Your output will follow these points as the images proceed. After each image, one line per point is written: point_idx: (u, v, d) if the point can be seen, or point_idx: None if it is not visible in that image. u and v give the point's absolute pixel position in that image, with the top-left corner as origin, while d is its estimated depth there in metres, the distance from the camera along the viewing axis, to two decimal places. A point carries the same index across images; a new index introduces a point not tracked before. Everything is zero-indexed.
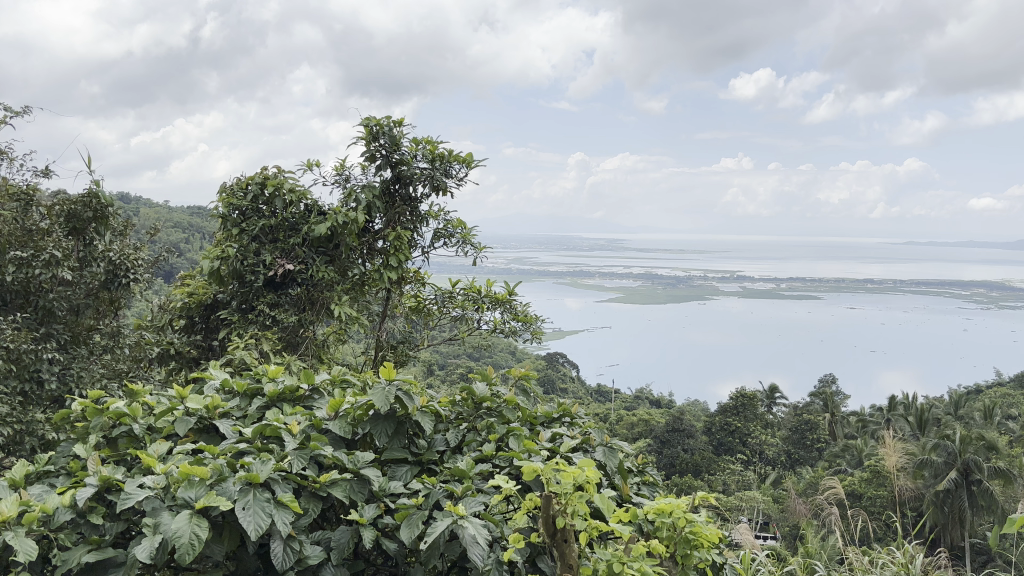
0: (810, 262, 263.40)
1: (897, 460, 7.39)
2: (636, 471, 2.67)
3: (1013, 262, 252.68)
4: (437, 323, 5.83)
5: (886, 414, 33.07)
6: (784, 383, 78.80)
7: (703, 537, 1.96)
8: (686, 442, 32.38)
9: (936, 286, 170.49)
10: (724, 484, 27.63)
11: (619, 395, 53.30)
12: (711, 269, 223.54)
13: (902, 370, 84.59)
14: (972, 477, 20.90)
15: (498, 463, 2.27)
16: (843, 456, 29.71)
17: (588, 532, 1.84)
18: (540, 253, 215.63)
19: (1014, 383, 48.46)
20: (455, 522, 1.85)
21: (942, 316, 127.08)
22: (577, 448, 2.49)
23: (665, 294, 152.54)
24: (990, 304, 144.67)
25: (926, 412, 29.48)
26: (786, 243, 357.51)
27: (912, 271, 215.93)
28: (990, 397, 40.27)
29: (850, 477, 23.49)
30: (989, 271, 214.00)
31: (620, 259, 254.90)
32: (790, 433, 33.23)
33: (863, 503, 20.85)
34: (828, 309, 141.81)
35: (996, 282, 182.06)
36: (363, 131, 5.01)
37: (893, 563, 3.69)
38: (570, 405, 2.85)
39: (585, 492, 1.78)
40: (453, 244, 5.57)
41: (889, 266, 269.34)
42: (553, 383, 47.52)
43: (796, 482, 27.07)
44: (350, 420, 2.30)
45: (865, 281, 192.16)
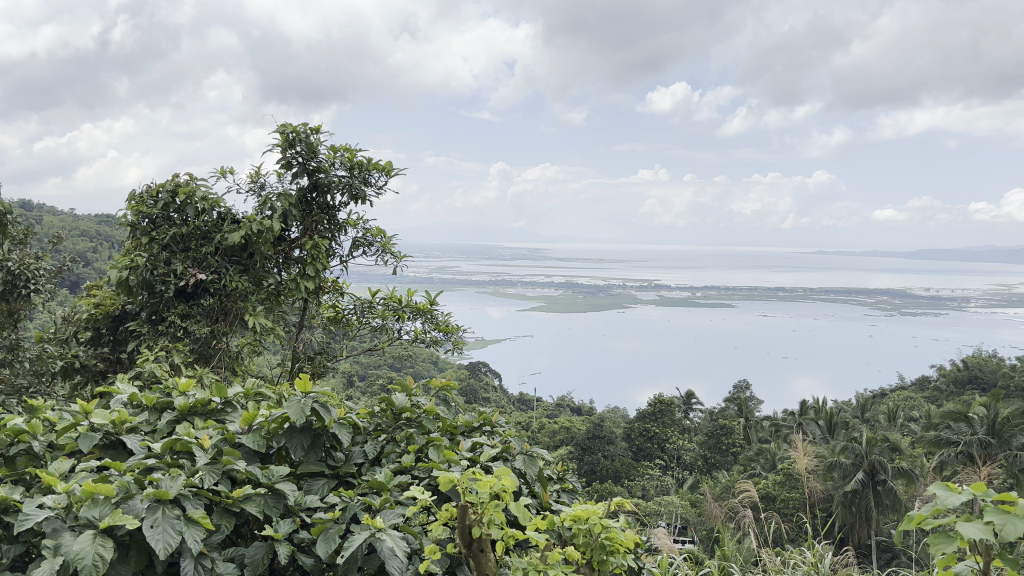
0: (724, 272, 268.63)
1: (806, 461, 7.49)
2: (556, 479, 2.69)
3: (914, 271, 261.15)
4: (356, 333, 5.74)
5: (798, 418, 34.04)
6: (700, 391, 80.61)
7: (618, 542, 1.97)
8: (606, 449, 32.33)
9: (843, 296, 176.14)
10: (643, 489, 27.93)
11: (540, 403, 53.37)
12: (630, 278, 225.83)
13: (814, 377, 87.18)
14: (877, 477, 21.67)
15: (418, 475, 2.25)
16: (757, 460, 30.53)
17: (505, 538, 1.84)
18: (461, 262, 214.24)
19: (916, 387, 50.20)
20: (373, 535, 1.82)
21: (849, 324, 131.57)
22: (497, 458, 2.49)
23: (585, 303, 153.82)
24: (893, 310, 150.26)
25: (835, 416, 30.46)
26: (699, 252, 357.47)
27: (820, 280, 222.39)
28: (894, 400, 41.91)
29: (765, 479, 24.03)
30: (892, 281, 221.85)
31: (540, 268, 255.38)
32: (706, 438, 33.92)
33: (777, 506, 21.41)
34: (741, 316, 145.31)
35: (898, 290, 188.99)
36: (278, 138, 4.91)
37: (804, 563, 3.80)
38: (492, 413, 2.85)
39: (501, 502, 1.78)
40: (372, 252, 5.46)
41: (799, 273, 275.25)
42: (475, 393, 47.13)
43: (712, 486, 27.64)
44: (264, 433, 2.24)
45: (776, 289, 197.26)
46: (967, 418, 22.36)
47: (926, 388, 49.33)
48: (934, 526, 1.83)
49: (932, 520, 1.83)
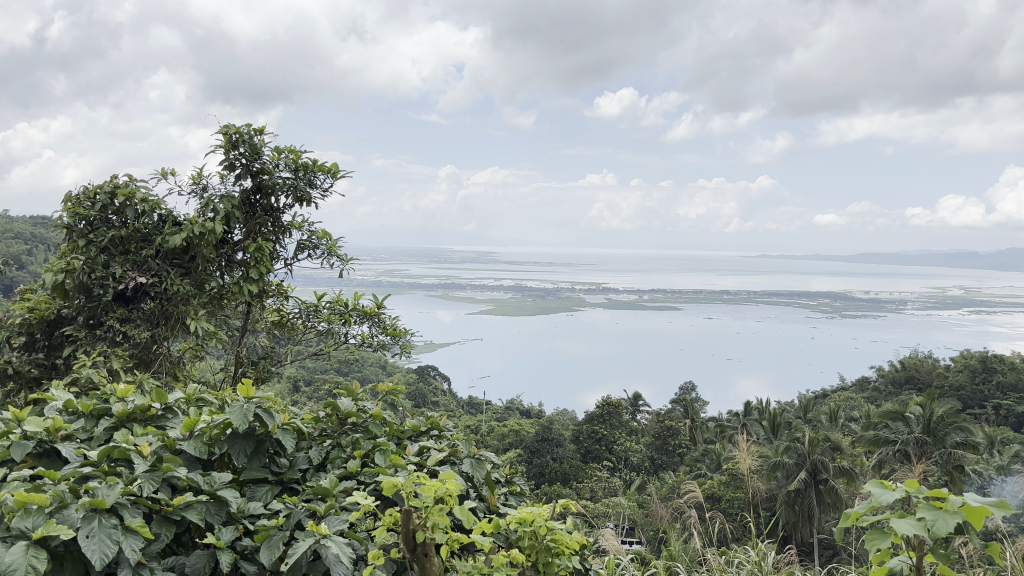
0: (671, 275, 271.38)
1: (750, 461, 7.55)
2: (504, 482, 2.69)
3: (854, 274, 267.04)
4: (301, 337, 5.67)
5: (742, 419, 34.65)
6: (647, 392, 81.49)
7: (562, 544, 1.98)
8: (555, 451, 32.53)
9: (786, 299, 179.48)
10: (591, 491, 28.07)
11: (490, 407, 53.34)
12: (578, 281, 226.72)
13: (757, 378, 88.92)
14: (819, 476, 22.15)
15: (362, 479, 2.23)
16: (703, 461, 31.01)
17: (448, 543, 1.84)
18: (409, 265, 212.77)
19: (856, 387, 51.34)
20: (318, 542, 1.80)
21: (792, 326, 134.35)
22: (444, 461, 2.48)
23: (533, 306, 154.10)
24: (834, 313, 153.75)
25: (778, 416, 31.05)
26: (645, 255, 357.92)
27: (765, 284, 226.05)
28: (834, 400, 42.89)
29: (710, 479, 24.42)
30: (834, 284, 226.48)
31: (489, 271, 254.78)
32: (653, 439, 34.37)
33: (722, 505, 21.76)
34: (687, 319, 147.19)
35: (839, 293, 193.13)
36: (221, 138, 4.82)
37: (749, 561, 3.84)
38: (439, 417, 2.84)
39: (446, 506, 1.76)
40: (318, 255, 5.46)
41: (743, 276, 279.13)
42: (423, 398, 46.87)
43: (659, 487, 28.00)
44: (206, 440, 2.19)
45: (721, 292, 200.05)
46: (905, 417, 23.00)
47: (866, 388, 50.55)
48: (868, 521, 1.88)
49: (868, 516, 1.88)
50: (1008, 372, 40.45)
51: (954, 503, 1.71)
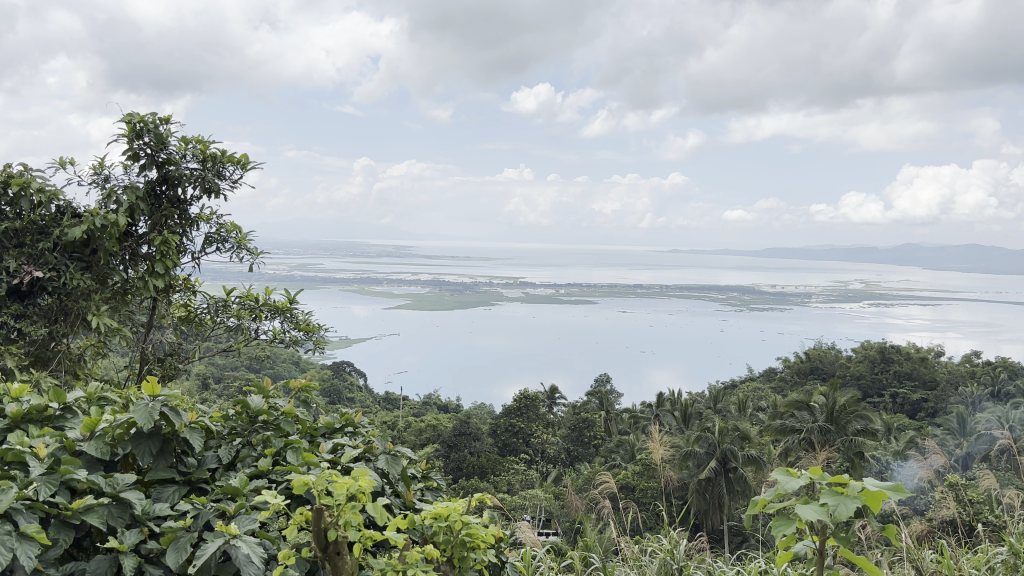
0: (586, 269, 274.15)
1: (662, 452, 7.60)
2: (419, 477, 2.67)
3: (762, 268, 274.98)
4: (210, 333, 5.53)
5: (655, 410, 35.30)
6: (563, 385, 82.41)
7: (478, 538, 2.00)
8: (473, 445, 32.46)
9: (697, 293, 183.72)
10: (508, 484, 28.14)
11: (407, 402, 52.95)
12: (495, 276, 226.78)
13: (670, 370, 91.16)
14: (728, 465, 22.88)
15: (275, 479, 2.18)
16: (617, 452, 31.55)
17: (361, 540, 1.82)
18: (322, 259, 208.60)
19: (764, 377, 52.91)
20: (226, 542, 1.75)
21: (702, 319, 137.83)
22: (359, 458, 2.45)
23: (451, 300, 153.64)
24: (742, 306, 158.30)
25: (690, 407, 31.74)
26: (562, 250, 357.95)
27: (677, 278, 230.77)
28: (744, 390, 44.19)
29: (624, 469, 24.81)
30: (743, 277, 232.83)
31: (404, 265, 252.10)
32: (569, 431, 34.73)
33: (635, 495, 22.22)
34: (602, 313, 149.28)
35: (747, 286, 198.77)
36: (124, 127, 4.64)
37: (661, 549, 3.91)
38: (355, 413, 2.79)
39: (359, 501, 1.74)
40: (226, 250, 5.33)
41: (656, 271, 284.10)
42: (339, 394, 46.04)
43: (575, 479, 28.34)
44: (108, 439, 2.11)
45: (635, 287, 203.34)
46: (808, 406, 23.82)
47: (773, 377, 52.20)
48: (778, 508, 1.93)
49: (774, 504, 1.93)
50: (904, 361, 42.45)
51: (854, 489, 1.79)
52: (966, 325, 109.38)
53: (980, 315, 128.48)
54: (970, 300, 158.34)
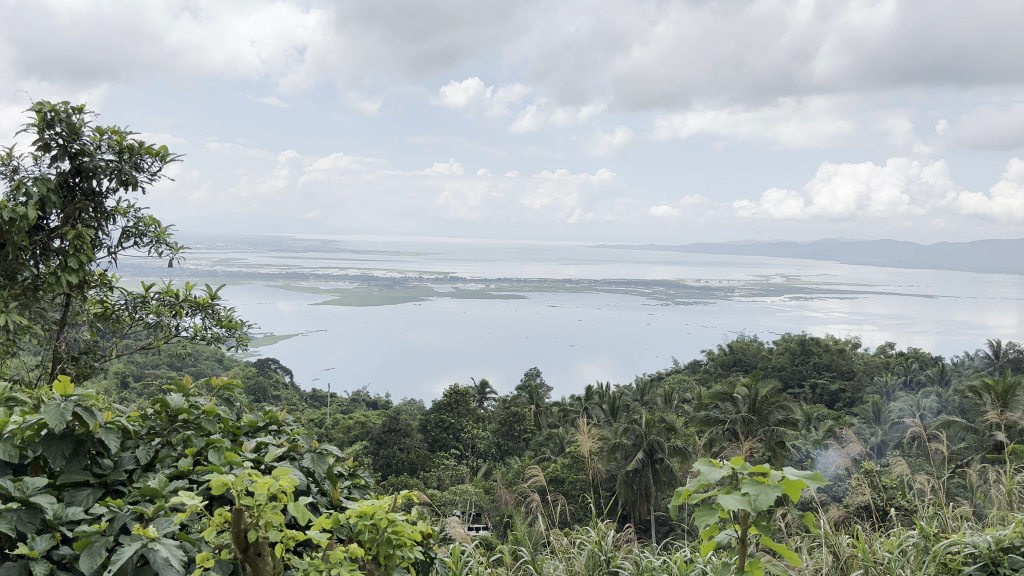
0: (516, 265, 274.91)
1: (589, 444, 7.62)
2: (346, 475, 2.64)
3: (687, 264, 280.33)
4: (128, 330, 5.34)
5: (583, 403, 35.66)
6: (494, 380, 82.65)
7: (403, 536, 1.99)
8: (402, 441, 32.26)
9: (625, 287, 186.39)
10: (439, 479, 28.00)
11: (335, 399, 52.36)
12: (423, 271, 225.79)
13: (599, 363, 92.28)
14: (655, 456, 23.24)
15: (196, 479, 2.14)
16: (547, 445, 31.83)
17: (282, 540, 1.79)
18: (247, 254, 203.95)
19: (689, 369, 54.06)
20: (143, 546, 1.69)
21: (630, 313, 139.87)
22: (284, 456, 2.41)
23: (380, 296, 152.42)
24: (668, 300, 161.13)
25: (617, 400, 32.20)
26: (491, 246, 358.52)
27: (605, 273, 233.75)
28: (670, 383, 45.07)
29: (553, 463, 24.98)
30: (669, 272, 237.16)
31: (331, 260, 248.81)
32: (499, 425, 34.84)
33: (564, 488, 22.44)
34: (532, 308, 150.08)
35: (673, 281, 202.35)
36: (34, 117, 4.45)
37: (587, 540, 3.96)
38: (279, 410, 2.75)
39: (278, 504, 1.70)
40: (145, 244, 5.20)
41: (585, 266, 286.82)
42: (264, 392, 45.19)
43: (505, 472, 28.44)
44: (16, 443, 2.02)
45: (564, 282, 205.06)
46: (732, 397, 24.39)
47: (698, 369, 53.35)
48: (701, 499, 1.97)
49: (699, 494, 1.96)
50: (823, 354, 43.94)
51: (772, 478, 1.84)
52: (881, 319, 113.65)
53: (893, 308, 133.68)
54: (883, 294, 164.64)
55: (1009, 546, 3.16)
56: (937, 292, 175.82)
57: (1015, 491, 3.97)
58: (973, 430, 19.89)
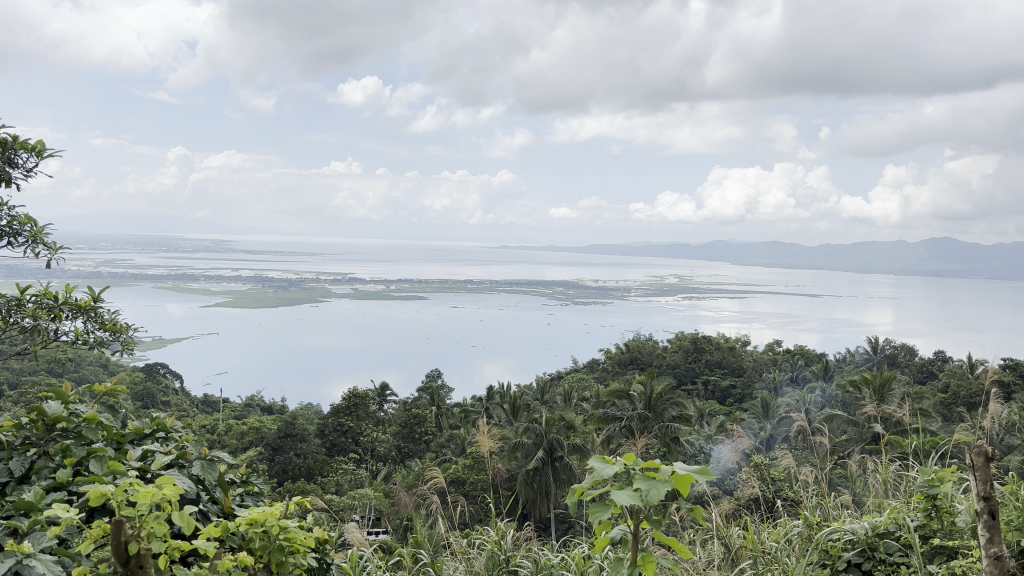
0: (417, 266, 273.78)
1: (489, 443, 7.53)
2: (240, 481, 2.56)
3: (585, 265, 285.31)
4: (2, 333, 4.98)
5: (484, 403, 35.73)
6: (394, 382, 81.90)
7: (295, 541, 1.96)
8: (298, 447, 31.01)
9: (525, 287, 188.11)
10: (337, 484, 27.38)
11: (229, 404, 50.92)
12: (321, 271, 222.14)
13: (500, 363, 92.77)
14: (555, 454, 23.53)
15: (73, 489, 2.05)
16: (448, 446, 31.83)
17: (167, 551, 1.73)
18: (134, 256, 196.14)
19: (587, 368, 54.95)
20: (17, 562, 1.60)
21: (530, 313, 140.97)
22: (172, 464, 2.31)
23: (275, 297, 149.07)
24: (567, 300, 163.37)
25: (518, 399, 32.40)
26: (391, 247, 356.69)
27: (505, 274, 235.45)
28: (569, 381, 45.73)
29: (453, 465, 24.84)
30: (568, 272, 240.75)
31: (224, 260, 241.94)
32: (399, 428, 34.64)
33: (466, 488, 22.41)
34: (432, 309, 149.62)
35: (572, 282, 205.39)
36: None
37: (489, 540, 3.97)
38: (166, 417, 2.65)
39: (162, 512, 1.65)
40: (21, 244, 4.94)
41: (486, 266, 288.28)
42: (153, 398, 43.47)
43: (406, 475, 28.12)
44: None
45: (465, 283, 205.35)
46: (628, 395, 24.88)
47: (596, 367, 54.32)
48: (592, 494, 2.01)
49: (591, 490, 2.01)
50: (715, 352, 45.55)
51: (663, 472, 1.89)
52: (769, 317, 118.29)
53: (780, 307, 139.38)
54: (771, 292, 171.26)
55: (884, 532, 3.34)
56: (821, 291, 184.19)
57: (892, 478, 4.18)
58: (854, 422, 20.84)
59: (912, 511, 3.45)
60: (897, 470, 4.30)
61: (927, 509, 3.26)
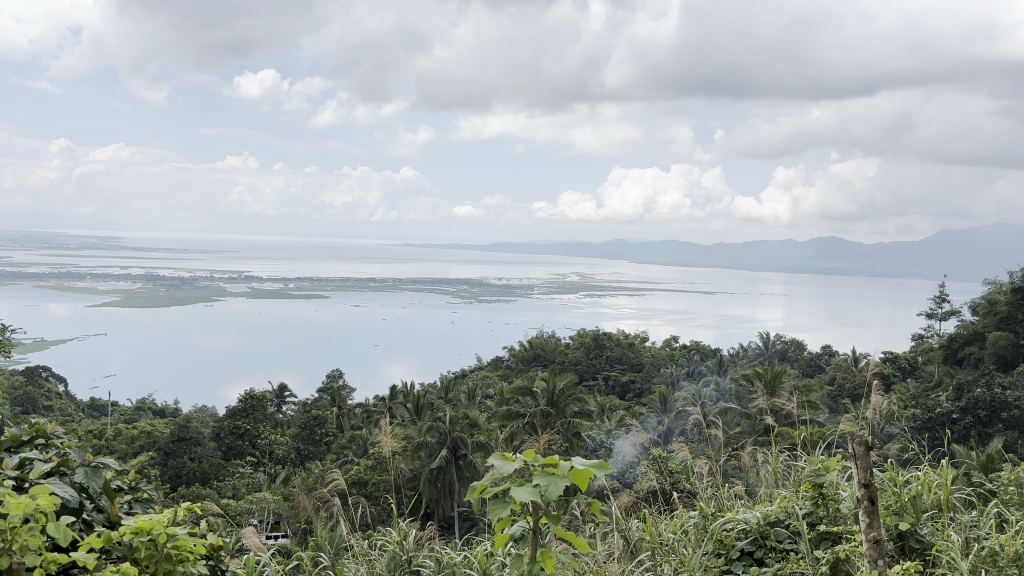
0: (316, 264, 268.99)
1: (392, 443, 7.35)
2: (126, 489, 2.44)
3: (488, 262, 286.23)
4: None
5: (388, 402, 35.25)
6: (293, 382, 80.14)
7: (182, 551, 1.89)
8: (193, 451, 30.00)
9: (428, 286, 187.44)
10: (234, 488, 26.58)
11: (117, 408, 48.81)
12: (216, 269, 215.65)
13: (403, 362, 92.07)
14: (458, 452, 23.50)
15: None
16: (349, 447, 31.38)
17: (37, 563, 1.64)
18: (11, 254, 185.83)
19: (490, 366, 55.12)
20: None
21: (433, 312, 140.40)
22: (50, 473, 2.19)
23: (167, 297, 143.77)
24: (471, 298, 163.48)
25: (422, 399, 32.27)
26: (290, 246, 350.21)
27: (407, 272, 233.99)
28: (473, 379, 45.81)
29: (355, 466, 24.51)
30: (471, 271, 241.11)
31: (112, 258, 232.07)
32: (298, 430, 34.03)
33: (368, 490, 22.18)
34: (333, 308, 147.34)
35: (475, 280, 205.80)
36: None
37: (391, 540, 3.91)
38: (46, 424, 2.51)
39: (29, 525, 1.56)
40: None
41: (388, 264, 285.87)
42: (34, 403, 41.30)
43: (306, 479, 27.54)
44: None
45: (367, 281, 203.02)
46: (532, 392, 25.10)
47: (499, 365, 54.59)
48: (492, 494, 2.00)
49: (493, 487, 2.01)
50: (615, 347, 46.51)
51: (562, 467, 1.91)
52: (667, 314, 121.46)
53: (677, 304, 142.99)
54: (669, 291, 175.85)
55: (776, 520, 3.46)
56: (716, 288, 190.02)
57: (781, 469, 4.36)
58: (747, 416, 21.58)
59: (798, 500, 3.60)
60: (787, 461, 4.47)
61: (816, 495, 3.40)
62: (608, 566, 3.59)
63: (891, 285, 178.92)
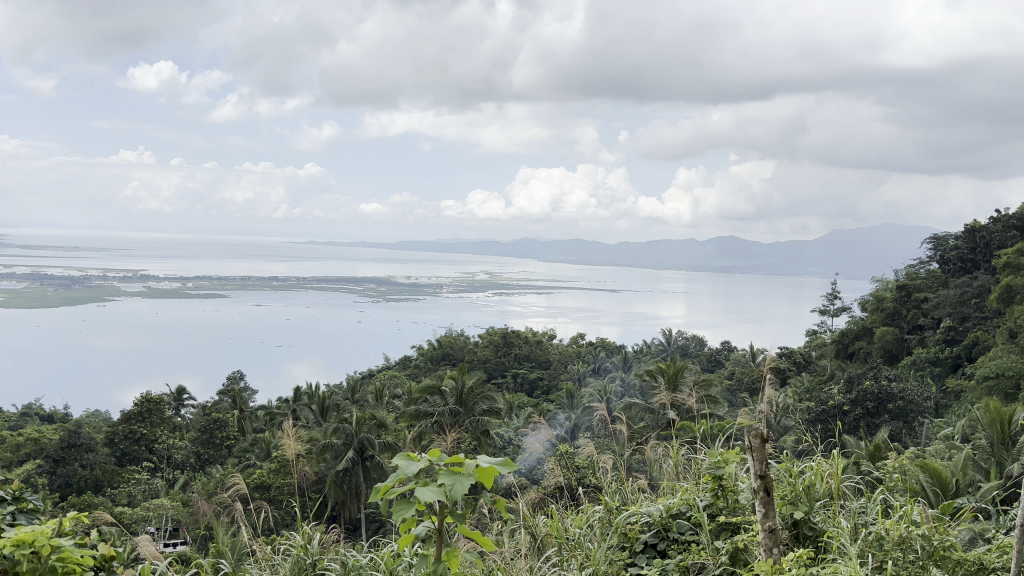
0: (217, 262, 261.46)
1: (295, 446, 7.14)
2: (12, 500, 2.32)
3: (395, 261, 283.94)
4: None
5: (291, 405, 34.10)
6: (192, 384, 77.54)
7: (71, 560, 1.84)
8: (84, 457, 28.67)
9: (334, 285, 184.55)
10: (129, 496, 25.61)
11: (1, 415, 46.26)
12: (110, 267, 207.13)
13: (308, 363, 90.31)
14: (365, 454, 23.23)
15: None
16: (251, 450, 30.41)
17: None
18: None
19: (398, 364, 54.60)
20: None
21: (339, 311, 138.21)
22: None
23: (56, 297, 137.20)
24: (378, 297, 161.58)
25: (327, 399, 31.46)
26: (191, 245, 339.99)
27: (312, 269, 229.78)
28: (380, 378, 45.21)
29: (257, 470, 23.87)
30: (377, 270, 238.50)
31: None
32: (197, 433, 32.93)
33: (270, 494, 21.67)
34: (234, 307, 143.41)
35: (382, 279, 203.71)
36: None
37: (295, 545, 3.83)
38: None
39: None
40: None
41: (292, 262, 280.35)
42: None
43: (206, 483, 26.71)
44: None
45: (270, 279, 198.37)
46: (440, 391, 24.82)
47: (407, 363, 54.07)
48: (396, 496, 1.99)
49: (397, 488, 2.00)
50: (523, 345, 46.67)
51: (466, 468, 1.90)
52: (574, 312, 122.78)
53: (583, 301, 144.62)
54: (576, 288, 177.80)
55: (678, 513, 3.56)
56: (621, 286, 193.22)
57: (682, 462, 4.46)
58: (649, 410, 21.99)
59: (700, 491, 3.68)
60: (687, 455, 4.56)
61: (715, 489, 3.49)
62: (516, 562, 3.64)
63: (787, 284, 185.54)
